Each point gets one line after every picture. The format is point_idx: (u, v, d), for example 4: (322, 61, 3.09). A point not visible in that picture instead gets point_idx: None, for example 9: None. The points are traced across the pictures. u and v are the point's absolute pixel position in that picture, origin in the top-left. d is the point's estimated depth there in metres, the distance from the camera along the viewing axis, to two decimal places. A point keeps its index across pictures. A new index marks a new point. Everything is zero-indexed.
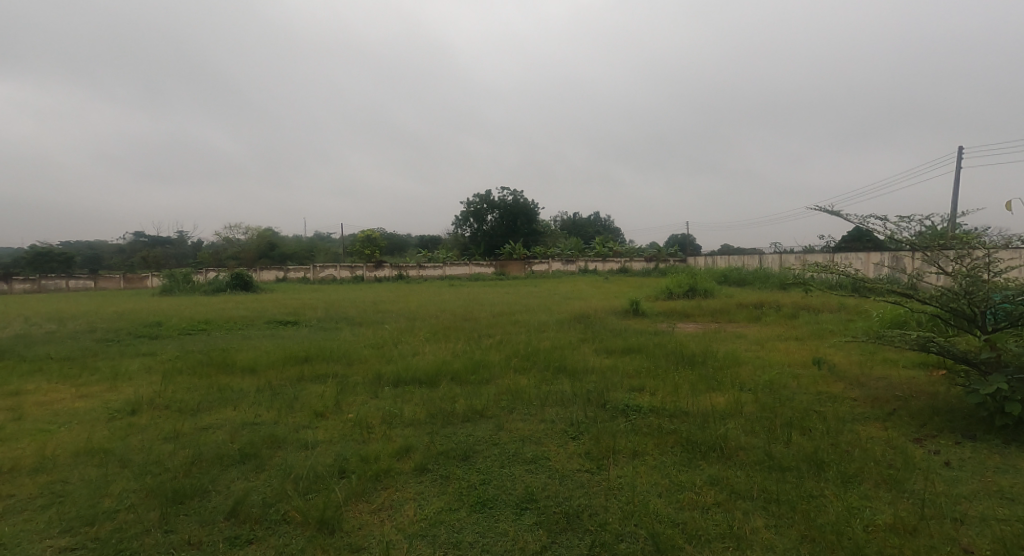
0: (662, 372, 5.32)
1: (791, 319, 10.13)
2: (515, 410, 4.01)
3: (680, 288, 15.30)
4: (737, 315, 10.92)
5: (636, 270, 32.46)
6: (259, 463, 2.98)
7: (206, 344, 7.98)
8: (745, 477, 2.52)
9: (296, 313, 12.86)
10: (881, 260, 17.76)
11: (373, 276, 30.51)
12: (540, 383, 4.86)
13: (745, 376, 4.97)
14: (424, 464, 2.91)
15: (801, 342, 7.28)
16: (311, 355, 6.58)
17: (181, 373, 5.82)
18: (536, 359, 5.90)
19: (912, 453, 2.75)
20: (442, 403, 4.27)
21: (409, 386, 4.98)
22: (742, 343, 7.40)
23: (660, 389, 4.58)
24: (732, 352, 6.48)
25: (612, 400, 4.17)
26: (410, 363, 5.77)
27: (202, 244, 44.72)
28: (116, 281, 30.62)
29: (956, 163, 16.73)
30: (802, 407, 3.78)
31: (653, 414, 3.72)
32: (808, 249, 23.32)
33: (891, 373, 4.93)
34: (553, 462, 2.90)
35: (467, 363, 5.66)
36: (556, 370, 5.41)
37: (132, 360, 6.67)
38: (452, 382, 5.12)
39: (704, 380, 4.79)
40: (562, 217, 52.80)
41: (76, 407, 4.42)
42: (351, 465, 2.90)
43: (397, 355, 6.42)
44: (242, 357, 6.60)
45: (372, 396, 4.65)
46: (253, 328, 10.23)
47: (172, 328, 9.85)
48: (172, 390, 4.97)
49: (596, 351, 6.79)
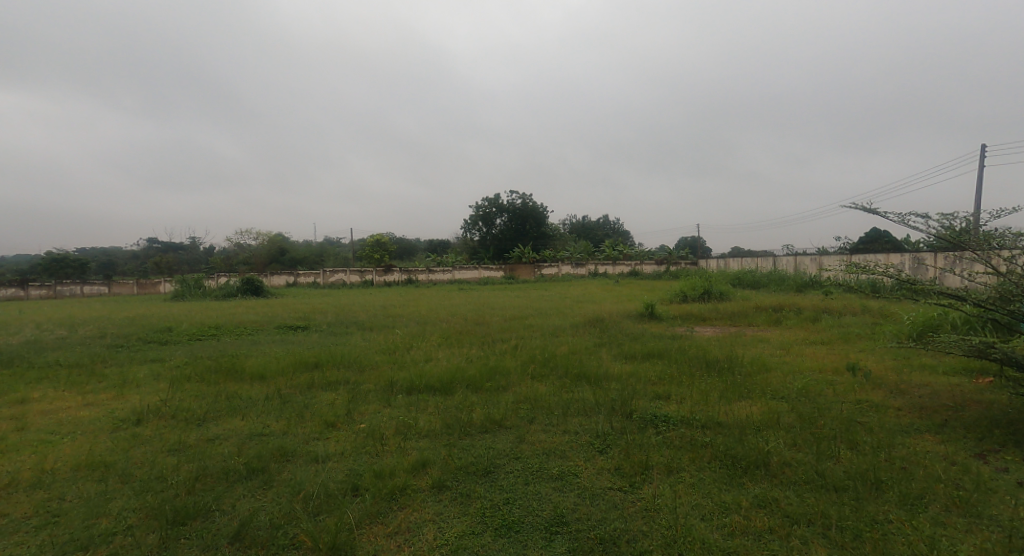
0: (687, 378, 5.09)
1: (813, 322, 9.85)
2: (537, 420, 3.81)
3: (694, 291, 15.05)
4: (757, 318, 10.60)
5: (648, 273, 32.14)
6: (267, 478, 2.80)
7: (215, 349, 7.85)
8: (797, 498, 2.30)
9: (306, 318, 12.73)
10: (902, 261, 17.36)
11: (383, 280, 30.38)
12: (560, 391, 4.66)
13: (775, 383, 4.73)
14: (443, 481, 2.71)
15: (828, 346, 7.00)
16: (322, 361, 6.41)
17: (189, 380, 5.69)
18: (554, 364, 5.70)
19: (979, 472, 2.51)
20: (458, 412, 4.07)
21: (423, 394, 4.81)
22: (766, 347, 7.15)
23: (687, 397, 4.34)
24: (757, 357, 6.23)
25: (638, 409, 3.95)
26: (423, 369, 5.60)
27: (214, 249, 45.12)
28: (129, 287, 30.81)
29: (980, 163, 16.34)
30: (844, 418, 3.54)
31: (683, 425, 3.50)
32: (824, 250, 22.92)
33: (932, 380, 4.66)
34: (582, 479, 2.68)
35: (482, 369, 5.47)
36: (575, 376, 5.21)
37: (139, 366, 6.55)
38: (467, 389, 4.93)
39: (732, 388, 4.55)
40: (571, 219, 52.10)
41: (80, 416, 4.28)
42: (365, 481, 2.71)
43: (410, 361, 6.25)
44: (251, 363, 6.44)
45: (385, 404, 4.48)
46: (262, 333, 10.11)
47: (180, 334, 9.75)
48: (180, 398, 4.82)
49: (615, 356, 6.58)
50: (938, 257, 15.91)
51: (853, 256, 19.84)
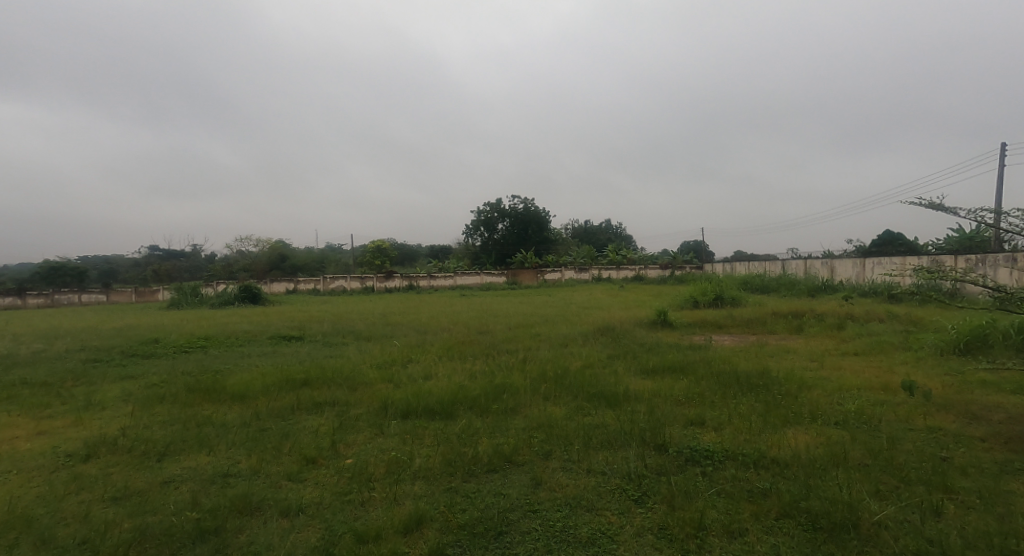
0: (718, 398, 4.52)
1: (837, 329, 9.28)
2: (554, 455, 3.24)
3: (705, 297, 14.47)
4: (777, 325, 9.99)
5: (653, 278, 31.53)
6: (219, 543, 2.22)
7: (199, 364, 7.29)
8: None
9: (301, 327, 12.20)
10: (919, 263, 16.78)
11: (384, 286, 29.87)
12: (577, 417, 4.08)
13: (822, 404, 4.15)
14: (443, 547, 2.13)
15: (865, 358, 6.40)
16: (310, 378, 5.85)
17: (161, 401, 5.10)
18: (566, 381, 5.13)
19: None
20: (461, 444, 3.50)
21: (420, 418, 4.24)
22: (796, 359, 6.56)
23: (724, 424, 3.77)
24: (790, 371, 5.65)
25: (673, 440, 3.37)
26: (422, 388, 5.03)
27: (215, 256, 44.73)
28: (128, 295, 30.30)
29: (1001, 161, 15.83)
30: (922, 452, 2.96)
31: (730, 462, 2.93)
32: (836, 253, 22.33)
33: (1003, 400, 4.07)
34: (619, 547, 2.09)
35: (487, 388, 4.90)
36: (592, 396, 4.64)
37: (112, 385, 5.97)
38: (470, 412, 4.37)
39: (775, 412, 3.98)
40: (573, 223, 51.50)
41: (24, 449, 3.69)
42: (344, 548, 2.14)
43: (408, 377, 5.69)
44: (233, 381, 5.86)
45: (377, 433, 3.91)
46: (253, 345, 9.54)
47: (166, 346, 9.18)
48: (145, 425, 4.24)
49: (632, 370, 6.00)
50: (959, 259, 15.31)
51: (867, 259, 19.28)
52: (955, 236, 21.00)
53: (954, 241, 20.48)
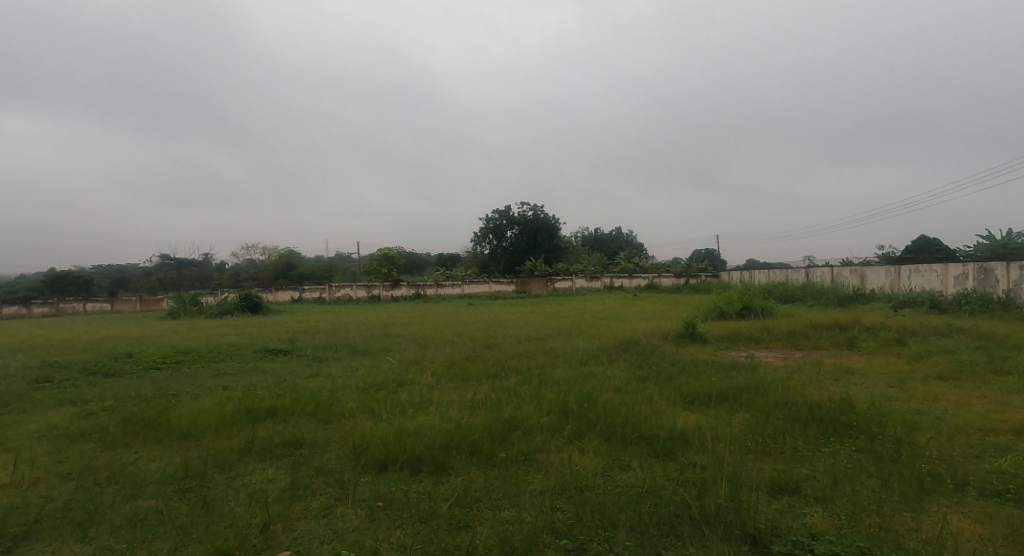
0: (802, 446, 3.35)
1: (897, 345, 8.03)
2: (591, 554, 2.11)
3: (732, 308, 13.22)
4: (824, 339, 8.74)
5: (667, 286, 30.21)
6: None
7: (159, 386, 6.21)
8: None
9: (293, 339, 11.15)
10: (961, 271, 15.35)
11: (390, 295, 28.89)
12: (615, 476, 2.95)
13: (956, 459, 2.99)
14: None
15: (959, 384, 5.16)
16: (277, 407, 4.75)
17: (80, 439, 4.03)
18: (594, 416, 3.99)
19: None
20: (453, 528, 2.37)
21: (402, 474, 3.13)
22: (870, 383, 5.35)
23: (832, 492, 2.62)
24: (877, 400, 4.46)
25: (771, 527, 2.22)
26: (409, 423, 3.91)
27: (224, 264, 44.26)
28: (132, 304, 29.53)
29: None
30: None
31: None
32: (863, 259, 21.01)
33: None
34: None
35: (493, 425, 3.78)
36: (631, 441, 3.51)
37: (40, 414, 4.91)
38: (470, 462, 3.26)
39: (897, 470, 2.81)
40: (584, 231, 50.06)
41: None
42: None
43: (395, 407, 4.58)
44: (184, 410, 4.78)
45: (338, 499, 2.79)
46: (234, 360, 8.50)
47: (136, 361, 8.17)
48: (33, 478, 3.16)
49: (673, 399, 4.85)
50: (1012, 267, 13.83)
51: (902, 266, 17.86)
52: (990, 242, 19.57)
53: (988, 246, 19.00)
